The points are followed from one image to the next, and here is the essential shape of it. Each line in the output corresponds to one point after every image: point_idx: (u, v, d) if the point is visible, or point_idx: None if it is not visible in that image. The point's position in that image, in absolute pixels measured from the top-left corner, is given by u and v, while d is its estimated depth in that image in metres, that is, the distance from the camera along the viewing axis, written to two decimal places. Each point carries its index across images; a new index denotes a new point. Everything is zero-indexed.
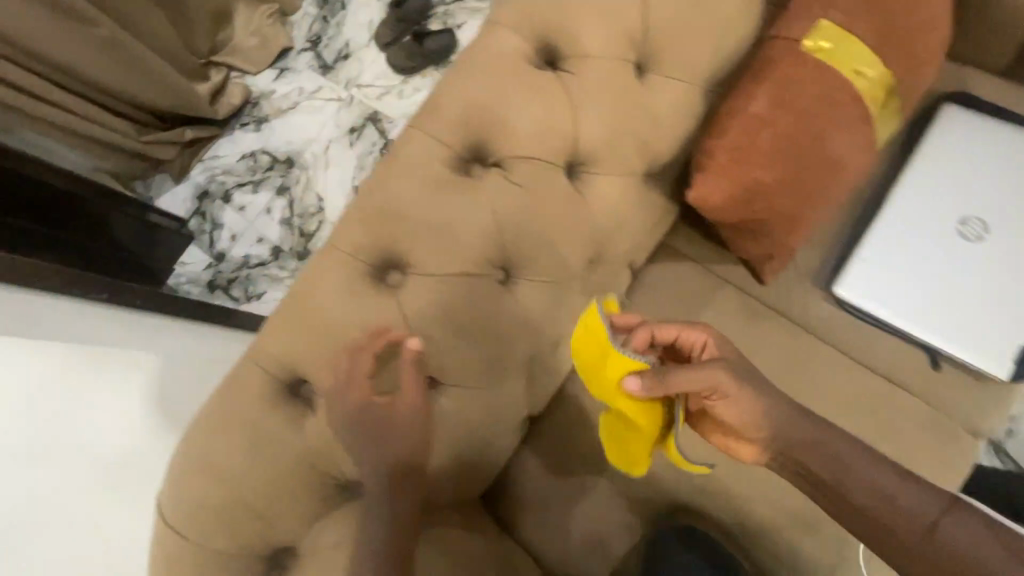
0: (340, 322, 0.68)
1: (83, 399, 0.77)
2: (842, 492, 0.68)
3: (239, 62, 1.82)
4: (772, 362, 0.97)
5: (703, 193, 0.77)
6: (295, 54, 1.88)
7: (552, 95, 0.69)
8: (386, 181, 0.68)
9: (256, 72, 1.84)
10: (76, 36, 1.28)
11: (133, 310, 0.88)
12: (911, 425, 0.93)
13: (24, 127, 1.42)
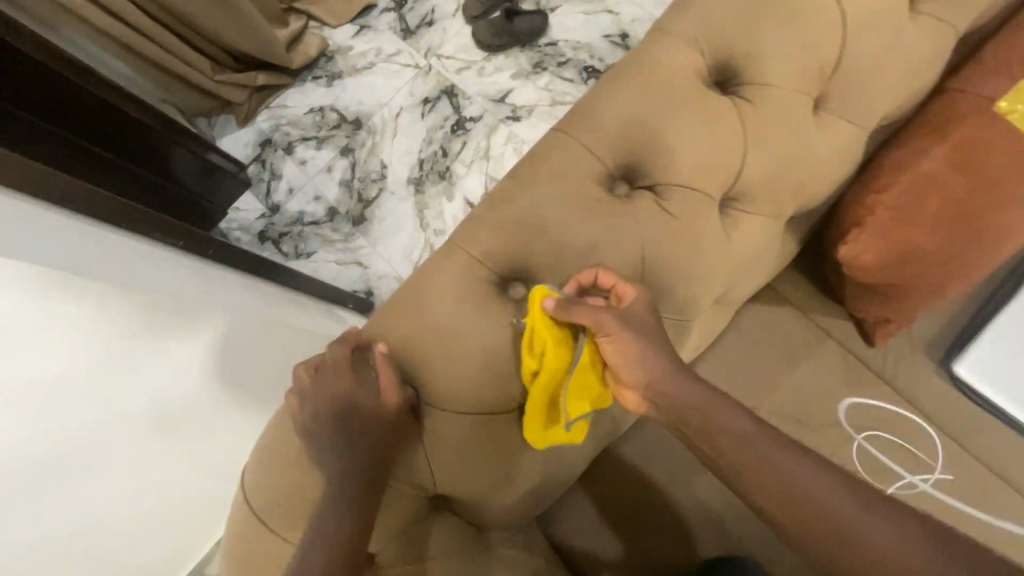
0: (456, 330, 0.63)
1: (150, 355, 0.77)
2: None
3: (321, 13, 1.86)
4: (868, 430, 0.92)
5: (856, 250, 0.71)
6: (378, 13, 1.90)
7: (723, 120, 0.63)
8: (527, 186, 0.63)
9: (335, 26, 1.88)
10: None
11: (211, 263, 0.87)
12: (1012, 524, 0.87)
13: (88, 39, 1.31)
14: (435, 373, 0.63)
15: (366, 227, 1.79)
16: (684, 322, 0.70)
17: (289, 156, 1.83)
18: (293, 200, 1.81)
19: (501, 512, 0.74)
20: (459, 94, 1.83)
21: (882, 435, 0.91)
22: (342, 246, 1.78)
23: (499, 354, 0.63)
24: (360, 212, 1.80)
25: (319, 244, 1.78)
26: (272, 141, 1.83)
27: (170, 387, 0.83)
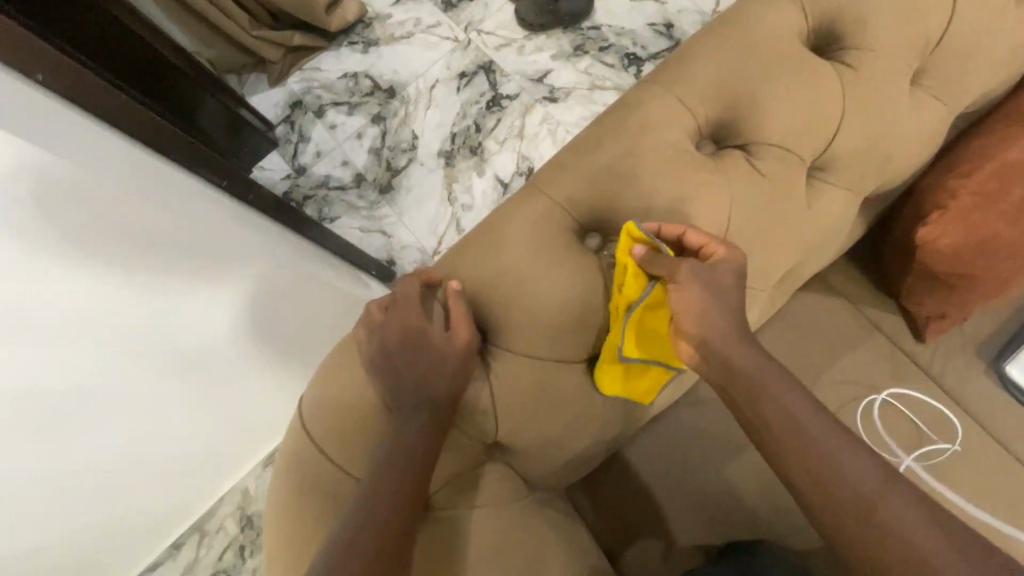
0: (531, 273, 0.61)
1: (186, 290, 0.80)
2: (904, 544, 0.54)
3: None
4: (914, 424, 0.90)
5: (932, 233, 0.71)
6: None
7: (820, 82, 0.61)
8: (614, 133, 0.62)
9: None
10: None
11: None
12: None
13: None
14: (505, 315, 0.62)
15: (393, 197, 1.77)
16: (758, 291, 0.68)
17: (319, 120, 1.81)
18: (320, 163, 1.79)
19: (551, 472, 0.73)
20: (497, 70, 1.81)
21: (926, 431, 0.89)
22: (367, 214, 1.76)
23: (574, 301, 0.62)
24: (388, 181, 1.78)
25: (343, 210, 1.76)
26: (303, 103, 1.81)
27: (202, 325, 0.89)
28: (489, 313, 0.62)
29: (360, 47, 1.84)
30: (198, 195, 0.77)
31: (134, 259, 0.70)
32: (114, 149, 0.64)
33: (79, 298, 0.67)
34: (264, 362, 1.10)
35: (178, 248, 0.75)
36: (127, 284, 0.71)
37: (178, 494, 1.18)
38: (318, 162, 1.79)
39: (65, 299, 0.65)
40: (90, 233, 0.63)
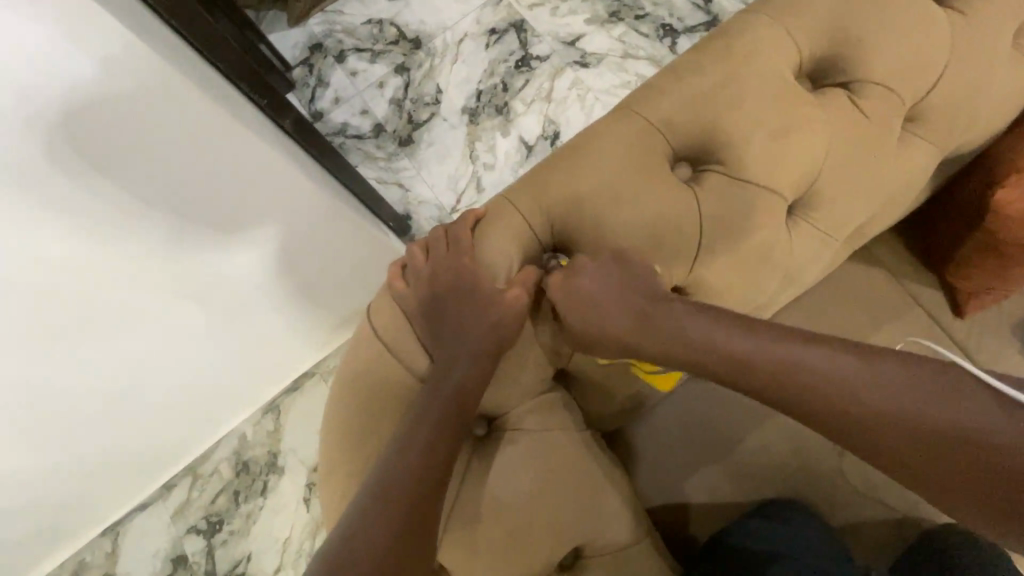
0: (619, 196, 0.59)
1: (219, 206, 0.77)
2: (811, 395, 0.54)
3: None
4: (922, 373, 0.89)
5: (1012, 195, 0.71)
6: None
7: (930, 28, 0.60)
8: (718, 60, 0.60)
9: None
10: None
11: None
12: None
13: None
14: (587, 238, 0.60)
15: (412, 150, 1.72)
16: (836, 239, 0.67)
17: (340, 65, 1.75)
18: (338, 110, 1.74)
19: (603, 410, 0.72)
20: (528, 29, 1.75)
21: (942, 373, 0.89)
22: (384, 165, 1.71)
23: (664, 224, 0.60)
24: (408, 134, 1.73)
25: (360, 159, 1.71)
26: (324, 46, 1.75)
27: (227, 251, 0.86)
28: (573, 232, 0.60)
29: None
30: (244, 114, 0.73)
31: (170, 162, 0.66)
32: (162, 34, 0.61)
33: (106, 192, 0.63)
34: (282, 305, 1.07)
35: (215, 161, 0.71)
36: (157, 188, 0.68)
37: (181, 433, 1.15)
38: (336, 108, 1.73)
39: (94, 189, 0.62)
40: (135, 122, 0.59)
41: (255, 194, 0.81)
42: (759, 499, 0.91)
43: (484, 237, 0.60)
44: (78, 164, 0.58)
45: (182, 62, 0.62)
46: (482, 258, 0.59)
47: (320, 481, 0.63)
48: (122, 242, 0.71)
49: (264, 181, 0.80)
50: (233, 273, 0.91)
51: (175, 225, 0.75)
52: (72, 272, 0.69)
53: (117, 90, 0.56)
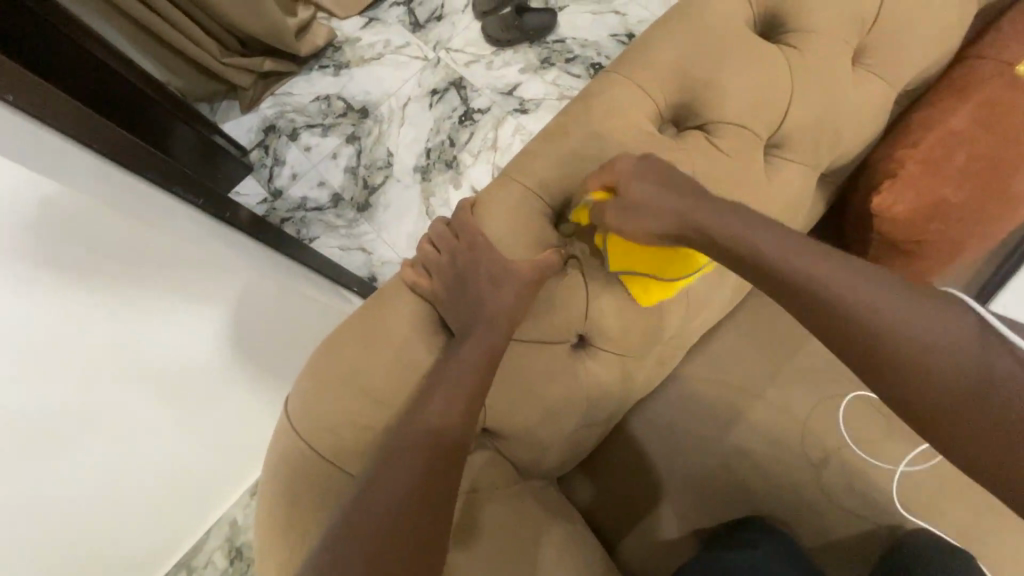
0: (509, 259, 0.63)
1: (165, 306, 0.79)
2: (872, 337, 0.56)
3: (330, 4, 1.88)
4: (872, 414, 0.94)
5: (889, 199, 0.73)
6: (387, 7, 1.92)
7: (772, 65, 0.65)
8: (582, 121, 0.64)
9: (343, 18, 1.89)
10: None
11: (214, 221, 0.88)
12: None
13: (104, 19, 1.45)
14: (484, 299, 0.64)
15: (371, 214, 1.78)
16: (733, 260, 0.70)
17: (294, 143, 1.82)
18: (297, 186, 1.80)
19: (540, 458, 0.74)
20: (466, 86, 1.84)
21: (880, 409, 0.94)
22: (345, 232, 1.77)
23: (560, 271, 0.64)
24: (365, 199, 1.79)
25: (322, 229, 1.77)
26: (276, 127, 1.82)
27: (183, 349, 0.87)
28: (467, 301, 0.63)
29: (331, 70, 1.86)
30: (176, 208, 0.80)
31: (104, 272, 0.68)
32: (76, 158, 0.65)
33: (46, 314, 0.64)
34: (251, 387, 1.08)
35: (148, 259, 0.73)
36: (101, 300, 0.69)
37: (168, 535, 1.12)
38: (295, 184, 1.80)
39: (38, 314, 0.63)
40: (64, 241, 0.62)
41: (199, 285, 0.83)
42: (734, 516, 0.91)
43: (391, 313, 0.63)
44: (13, 291, 0.60)
45: (102, 175, 0.68)
46: (390, 335, 0.63)
47: (270, 565, 0.65)
48: (77, 359, 0.71)
49: (203, 268, 0.82)
50: (195, 366, 0.92)
51: (129, 331, 0.76)
52: (31, 397, 0.69)
53: (42, 216, 0.58)
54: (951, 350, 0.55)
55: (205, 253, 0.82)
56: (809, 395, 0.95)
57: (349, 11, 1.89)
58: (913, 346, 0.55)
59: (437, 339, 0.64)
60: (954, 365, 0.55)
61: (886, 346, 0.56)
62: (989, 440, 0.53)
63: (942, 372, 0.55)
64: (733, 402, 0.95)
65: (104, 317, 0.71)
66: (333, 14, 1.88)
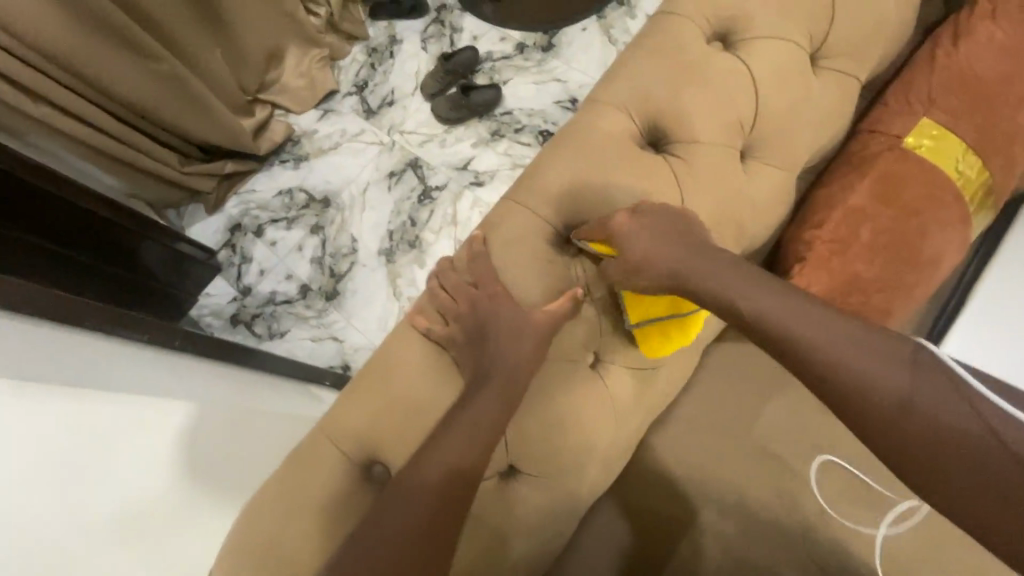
0: (421, 400, 0.63)
1: (113, 452, 0.79)
2: (830, 370, 0.54)
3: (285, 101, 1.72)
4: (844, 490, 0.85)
5: (803, 282, 0.74)
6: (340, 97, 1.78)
7: (658, 177, 0.68)
8: (483, 252, 0.66)
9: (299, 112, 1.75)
10: (117, 51, 1.22)
11: (126, 346, 0.94)
12: None
13: (55, 147, 1.31)
14: (400, 445, 0.63)
15: (340, 302, 1.62)
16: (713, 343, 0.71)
17: (260, 239, 1.67)
18: (264, 281, 1.65)
19: None
20: (423, 164, 1.69)
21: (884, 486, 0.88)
22: (316, 323, 1.61)
23: (485, 407, 0.60)
24: (333, 288, 1.63)
25: (292, 323, 1.61)
26: (241, 226, 1.67)
27: (144, 500, 0.82)
28: (384, 447, 0.63)
29: (291, 163, 1.72)
30: (102, 346, 0.89)
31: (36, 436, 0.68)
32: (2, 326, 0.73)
33: None
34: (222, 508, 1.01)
35: (81, 408, 0.76)
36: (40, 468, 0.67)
37: None
38: (262, 280, 1.64)
39: None
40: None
41: (140, 422, 0.86)
42: None
43: (307, 470, 0.62)
44: None
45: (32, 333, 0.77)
46: (308, 493, 0.61)
47: None
48: (32, 546, 0.64)
49: (136, 406, 0.87)
50: (158, 523, 0.83)
51: (79, 473, 0.72)
52: None
53: None
54: (928, 404, 0.50)
55: (132, 391, 0.87)
56: None
57: (302, 106, 1.74)
58: (847, 374, 0.53)
59: (357, 492, 0.62)
60: (893, 387, 0.52)
61: (840, 385, 0.53)
62: (978, 505, 0.48)
63: (921, 425, 0.50)
64: None
65: (44, 467, 0.68)
66: (289, 110, 1.73)
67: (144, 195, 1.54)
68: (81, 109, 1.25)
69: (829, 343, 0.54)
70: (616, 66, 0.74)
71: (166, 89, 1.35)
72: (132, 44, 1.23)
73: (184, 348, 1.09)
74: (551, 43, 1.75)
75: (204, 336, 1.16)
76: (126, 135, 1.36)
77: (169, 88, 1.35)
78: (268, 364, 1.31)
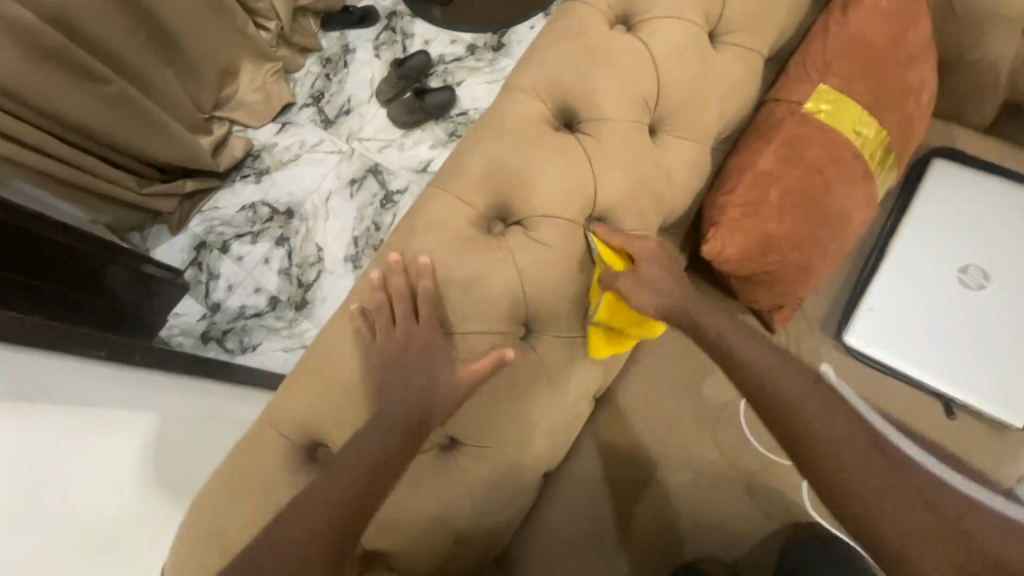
0: (360, 382, 0.66)
1: (75, 468, 0.79)
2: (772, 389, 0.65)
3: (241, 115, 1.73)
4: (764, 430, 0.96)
5: (719, 243, 0.78)
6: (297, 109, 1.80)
7: (574, 155, 0.72)
8: (412, 236, 0.69)
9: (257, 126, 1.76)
10: (53, 71, 1.20)
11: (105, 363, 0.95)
12: None
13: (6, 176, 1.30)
14: (342, 426, 0.66)
15: (310, 310, 1.63)
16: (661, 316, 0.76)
17: (225, 255, 1.67)
18: (233, 296, 1.65)
19: (447, 557, 0.74)
20: (383, 170, 1.72)
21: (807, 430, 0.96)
22: (287, 333, 1.61)
23: (418, 382, 0.64)
24: (303, 297, 1.64)
25: (263, 335, 1.61)
26: (206, 243, 1.67)
27: (104, 516, 0.82)
28: (328, 429, 0.66)
29: (252, 177, 1.72)
30: (73, 363, 0.89)
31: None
32: None
33: None
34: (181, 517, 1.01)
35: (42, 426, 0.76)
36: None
37: None
38: (231, 295, 1.64)
39: None
40: None
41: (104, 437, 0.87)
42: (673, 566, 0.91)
43: (254, 457, 0.65)
44: None
45: None
46: (256, 479, 0.65)
47: None
48: None
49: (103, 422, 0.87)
50: (119, 535, 0.84)
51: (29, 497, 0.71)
52: None
53: None
54: (838, 424, 0.62)
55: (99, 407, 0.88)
56: (719, 428, 0.97)
57: (259, 119, 1.74)
58: (784, 388, 0.64)
59: (303, 473, 0.66)
60: (818, 407, 0.63)
61: (777, 397, 0.64)
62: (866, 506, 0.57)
63: (832, 439, 0.61)
64: (648, 450, 0.95)
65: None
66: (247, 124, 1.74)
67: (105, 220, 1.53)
68: (20, 133, 1.22)
69: (756, 367, 0.67)
70: (530, 54, 0.78)
71: (117, 111, 1.36)
72: (79, 69, 1.24)
73: (147, 364, 1.05)
74: (500, 42, 1.79)
75: (170, 350, 1.15)
76: (78, 159, 1.35)
77: (120, 110, 1.36)
78: (234, 376, 1.31)
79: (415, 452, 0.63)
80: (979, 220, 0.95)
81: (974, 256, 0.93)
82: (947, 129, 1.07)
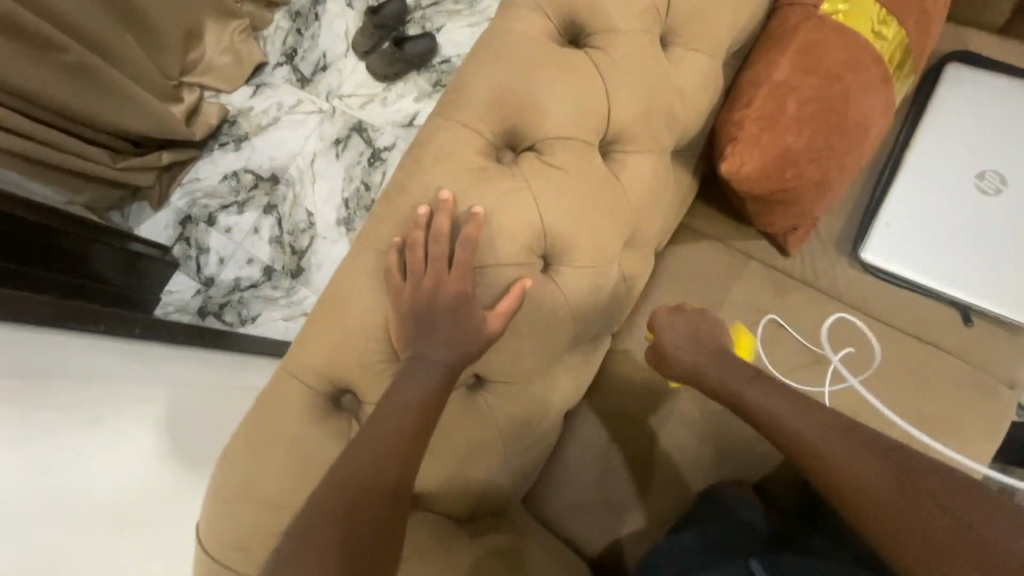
0: (379, 325, 0.63)
1: (92, 445, 0.77)
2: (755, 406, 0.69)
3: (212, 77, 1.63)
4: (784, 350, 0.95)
5: (737, 162, 0.76)
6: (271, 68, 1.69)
7: (583, 72, 0.67)
8: (418, 170, 0.65)
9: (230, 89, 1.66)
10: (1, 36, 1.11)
11: (104, 338, 0.91)
12: (948, 381, 0.93)
13: None
14: (364, 372, 0.64)
15: (307, 278, 1.58)
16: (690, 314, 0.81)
17: (213, 228, 1.60)
18: (226, 269, 1.59)
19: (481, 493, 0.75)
20: (368, 127, 1.63)
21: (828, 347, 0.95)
22: (286, 303, 1.56)
23: (438, 321, 0.62)
24: (298, 265, 1.59)
25: (261, 306, 1.56)
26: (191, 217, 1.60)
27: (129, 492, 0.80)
28: (350, 376, 0.64)
29: (231, 143, 1.64)
30: (77, 340, 0.85)
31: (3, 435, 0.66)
32: None
33: None
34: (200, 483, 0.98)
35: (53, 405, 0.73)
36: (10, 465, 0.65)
37: None
38: (224, 268, 1.59)
39: None
40: None
41: (121, 411, 0.84)
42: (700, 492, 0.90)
43: (277, 410, 0.64)
44: None
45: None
46: (282, 432, 0.64)
47: None
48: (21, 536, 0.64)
49: (114, 396, 0.84)
50: (146, 508, 0.83)
51: (49, 475, 0.69)
52: None
53: None
54: (805, 421, 0.64)
55: (108, 383, 0.85)
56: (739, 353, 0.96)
57: (230, 80, 1.65)
58: (757, 408, 0.69)
59: (331, 421, 0.65)
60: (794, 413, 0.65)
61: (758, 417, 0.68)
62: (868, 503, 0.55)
63: (803, 437, 0.63)
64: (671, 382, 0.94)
65: (7, 470, 0.64)
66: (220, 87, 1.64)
67: (82, 200, 1.46)
68: None
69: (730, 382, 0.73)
70: None
71: (79, 78, 1.26)
72: (30, 35, 1.15)
73: (149, 339, 1.01)
74: None
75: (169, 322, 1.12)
76: (44, 135, 1.27)
77: (82, 77, 1.26)
78: (234, 346, 1.26)
79: (441, 390, 0.62)
80: (997, 125, 0.92)
81: (991, 161, 0.91)
82: (958, 32, 1.03)
